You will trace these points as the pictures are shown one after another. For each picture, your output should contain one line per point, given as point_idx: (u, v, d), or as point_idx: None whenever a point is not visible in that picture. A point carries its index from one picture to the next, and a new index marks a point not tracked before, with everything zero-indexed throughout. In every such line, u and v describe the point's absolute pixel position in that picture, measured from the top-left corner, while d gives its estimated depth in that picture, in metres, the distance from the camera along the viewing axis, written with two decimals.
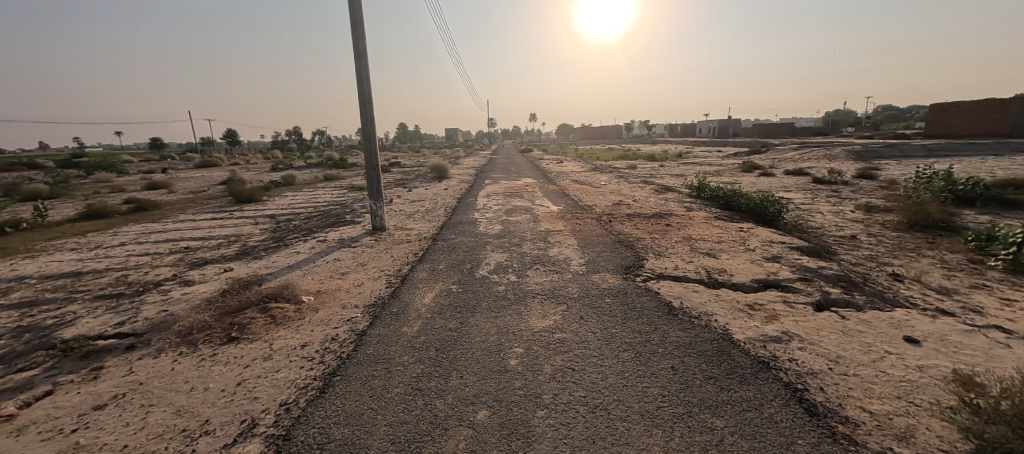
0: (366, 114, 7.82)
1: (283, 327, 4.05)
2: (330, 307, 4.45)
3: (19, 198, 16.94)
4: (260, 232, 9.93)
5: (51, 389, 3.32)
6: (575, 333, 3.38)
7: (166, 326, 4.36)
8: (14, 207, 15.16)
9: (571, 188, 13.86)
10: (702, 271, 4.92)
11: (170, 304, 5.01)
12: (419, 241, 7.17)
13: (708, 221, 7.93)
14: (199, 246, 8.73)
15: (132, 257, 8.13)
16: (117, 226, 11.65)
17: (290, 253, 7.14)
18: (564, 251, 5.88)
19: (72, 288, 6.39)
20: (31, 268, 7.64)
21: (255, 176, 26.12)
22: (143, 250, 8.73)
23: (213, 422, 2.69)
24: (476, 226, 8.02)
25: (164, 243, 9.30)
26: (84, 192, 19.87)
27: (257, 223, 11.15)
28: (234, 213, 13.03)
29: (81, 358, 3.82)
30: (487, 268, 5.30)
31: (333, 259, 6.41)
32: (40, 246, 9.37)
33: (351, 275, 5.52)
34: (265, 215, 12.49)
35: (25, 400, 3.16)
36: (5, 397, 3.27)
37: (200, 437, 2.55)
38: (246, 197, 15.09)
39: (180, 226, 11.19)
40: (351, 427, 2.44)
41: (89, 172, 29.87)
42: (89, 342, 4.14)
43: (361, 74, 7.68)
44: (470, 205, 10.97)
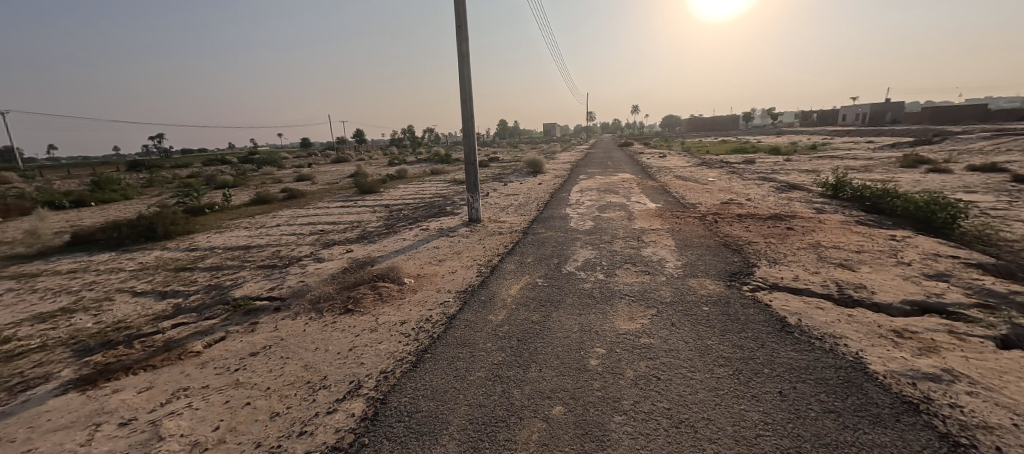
0: (466, 111, 8.28)
1: (388, 304, 4.56)
2: (427, 291, 4.85)
3: (215, 186, 21.92)
4: (376, 219, 11.26)
5: (224, 335, 4.24)
6: (663, 340, 3.15)
7: (302, 294, 5.24)
8: (211, 193, 19.65)
9: (673, 184, 12.89)
10: (830, 285, 4.17)
11: (306, 276, 6.01)
12: (510, 234, 7.39)
13: (845, 226, 6.67)
14: (330, 230, 10.28)
15: (283, 236, 9.92)
16: (275, 210, 14.30)
17: (398, 239, 7.97)
18: (659, 252, 5.50)
19: (242, 258, 8.06)
20: (219, 241, 9.82)
21: (376, 170, 29.71)
22: (291, 230, 10.59)
23: (329, 379, 3.15)
24: (567, 222, 7.97)
25: (306, 225, 11.13)
26: (256, 182, 24.87)
27: (374, 212, 12.67)
28: (358, 202, 15.03)
29: (245, 313, 4.81)
30: (575, 264, 5.22)
31: (432, 247, 6.98)
32: (224, 224, 11.97)
33: (447, 262, 5.94)
34: (381, 205, 14.11)
35: (208, 342, 4.10)
36: (196, 337, 4.28)
37: (319, 390, 3.01)
38: (368, 188, 17.25)
39: (318, 212, 13.31)
40: (436, 402, 2.65)
41: (259, 166, 37.28)
42: (251, 301, 5.19)
43: (464, 73, 8.13)
44: (563, 200, 10.92)
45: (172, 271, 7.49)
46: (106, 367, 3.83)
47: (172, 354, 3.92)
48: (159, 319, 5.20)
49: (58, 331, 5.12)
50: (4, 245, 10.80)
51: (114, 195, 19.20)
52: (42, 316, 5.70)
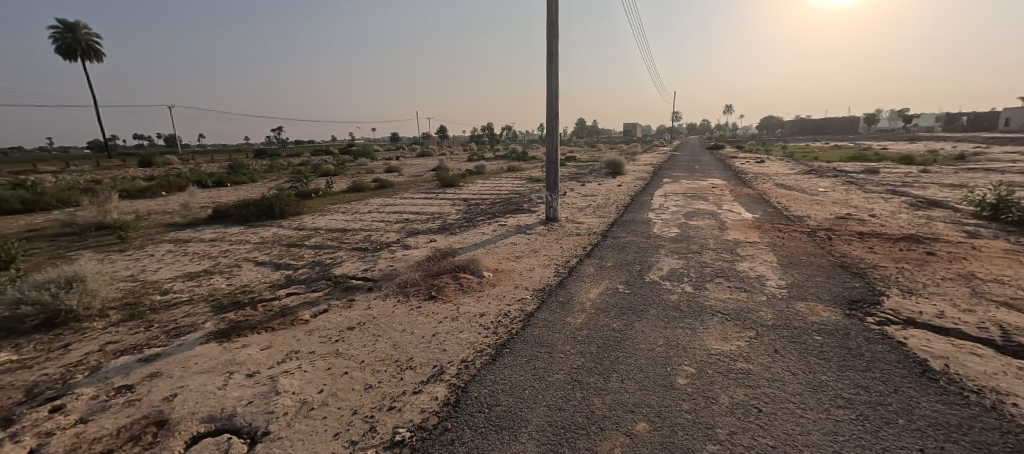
0: (551, 109, 8.26)
1: (469, 296, 4.73)
2: (505, 286, 4.94)
3: (320, 173, 24.72)
4: (456, 212, 11.78)
5: (326, 307, 4.75)
6: (765, 368, 2.83)
7: (392, 277, 5.66)
8: (317, 180, 22.20)
9: (773, 193, 11.59)
10: (989, 327, 3.40)
11: (395, 261, 6.49)
12: (589, 236, 7.24)
13: (1010, 256, 5.41)
14: (415, 219, 10.99)
15: (375, 222, 10.84)
16: (368, 198, 15.68)
17: (477, 232, 8.25)
18: (757, 268, 4.98)
19: (340, 240, 8.97)
20: (322, 223, 11.04)
21: (457, 165, 31.11)
22: (381, 218, 11.54)
23: (415, 360, 3.35)
24: (649, 227, 7.59)
25: (394, 214, 12.04)
26: (353, 171, 27.55)
27: (455, 204, 13.27)
28: (440, 194, 15.87)
29: (343, 290, 5.34)
30: (658, 273, 4.94)
31: (510, 243, 7.11)
32: (326, 208, 13.43)
33: (524, 259, 6.01)
34: (461, 198, 14.75)
35: (314, 312, 4.63)
36: (305, 306, 4.86)
37: (406, 369, 3.22)
38: (449, 182, 18.11)
39: (404, 202, 14.32)
40: (515, 398, 2.67)
41: (355, 157, 41.17)
42: (348, 279, 5.75)
43: (551, 71, 8.10)
44: (645, 204, 10.41)
45: (285, 247, 8.59)
46: (236, 324, 4.51)
47: (285, 319, 4.49)
48: (275, 287, 6.01)
49: (202, 289, 6.17)
50: (166, 214, 13.29)
51: (243, 178, 22.58)
52: (191, 275, 6.90)
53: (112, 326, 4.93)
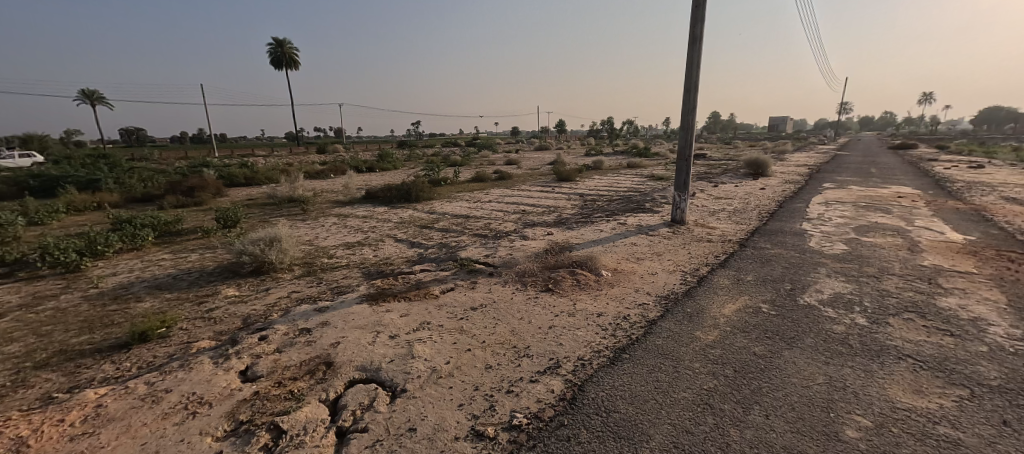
0: (688, 101, 7.54)
1: (586, 293, 4.64)
2: (624, 288, 4.72)
3: (449, 164, 27.13)
4: (572, 207, 11.72)
5: (453, 286, 5.19)
6: (985, 443, 2.14)
7: (511, 265, 5.91)
8: (446, 169, 24.45)
9: (997, 210, 8.71)
10: None
11: (513, 250, 6.75)
12: (722, 243, 6.46)
13: None
14: (532, 211, 11.27)
15: (495, 211, 11.45)
16: (489, 188, 16.66)
17: (595, 229, 8.06)
18: (970, 307, 3.80)
19: (464, 226, 9.71)
20: (449, 209, 12.11)
21: (574, 159, 30.97)
22: (501, 207, 12.13)
23: (533, 349, 3.43)
24: (802, 240, 6.42)
25: (512, 205, 12.54)
26: (476, 162, 29.55)
27: (571, 199, 13.22)
28: (557, 188, 15.98)
29: (467, 272, 5.77)
30: (816, 296, 4.14)
31: (629, 243, 6.77)
32: (453, 196, 14.67)
33: (646, 262, 5.66)
34: (578, 193, 14.62)
35: (442, 289, 5.10)
36: (435, 283, 5.39)
37: (524, 357, 3.32)
38: (566, 176, 18.12)
39: (522, 194, 14.83)
40: (635, 408, 2.53)
41: (480, 149, 44.14)
42: (471, 263, 6.19)
43: (692, 59, 7.39)
44: (797, 212, 8.85)
45: (419, 228, 9.67)
46: (381, 290, 5.25)
47: (419, 292, 5.05)
48: (411, 262, 6.81)
49: (356, 257, 7.34)
50: (333, 193, 16.19)
51: (388, 165, 26.06)
52: (348, 245, 8.27)
53: (296, 279, 6.22)
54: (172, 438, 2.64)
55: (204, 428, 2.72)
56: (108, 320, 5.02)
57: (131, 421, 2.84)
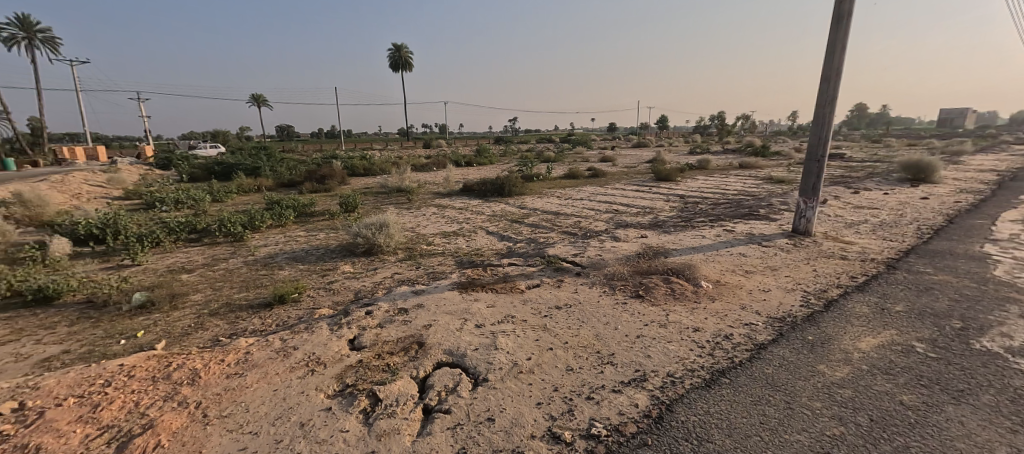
0: (826, 92, 6.42)
1: (681, 304, 4.27)
2: (728, 303, 4.22)
3: (543, 160, 27.33)
4: (670, 209, 10.91)
5: (539, 283, 5.21)
6: None
7: (599, 266, 5.71)
8: (539, 165, 24.69)
9: None
10: None
11: (603, 251, 6.51)
12: (860, 262, 5.40)
13: None
14: (625, 211, 10.78)
15: (586, 210, 11.21)
16: (581, 185, 16.38)
17: (696, 235, 7.38)
18: None
19: (553, 222, 9.70)
20: (540, 205, 12.20)
21: (675, 157, 28.86)
22: (592, 206, 11.83)
23: (617, 358, 3.26)
24: (981, 266, 5.05)
25: (605, 203, 12.13)
26: (570, 159, 29.25)
27: (669, 200, 12.32)
28: (655, 188, 15.03)
29: (554, 269, 5.73)
30: (1001, 342, 3.20)
31: (737, 253, 6.05)
32: (545, 192, 14.73)
33: (757, 276, 5.00)
34: (678, 194, 13.56)
35: (528, 284, 5.15)
36: (522, 277, 5.47)
37: (607, 364, 3.17)
38: (666, 176, 16.94)
39: (616, 192, 14.26)
40: (734, 443, 2.24)
41: (574, 145, 43.77)
42: (558, 260, 6.14)
43: (836, 42, 6.26)
44: (974, 230, 6.99)
45: (510, 222, 9.92)
46: (471, 280, 5.50)
47: (506, 285, 5.18)
48: (500, 255, 7.01)
49: (451, 246, 7.81)
50: (435, 185, 17.48)
51: (485, 160, 27.20)
52: (445, 234, 8.85)
53: (399, 262, 6.85)
54: (295, 389, 3.09)
55: (318, 385, 3.14)
56: (258, 282, 6.12)
57: (268, 369, 3.41)
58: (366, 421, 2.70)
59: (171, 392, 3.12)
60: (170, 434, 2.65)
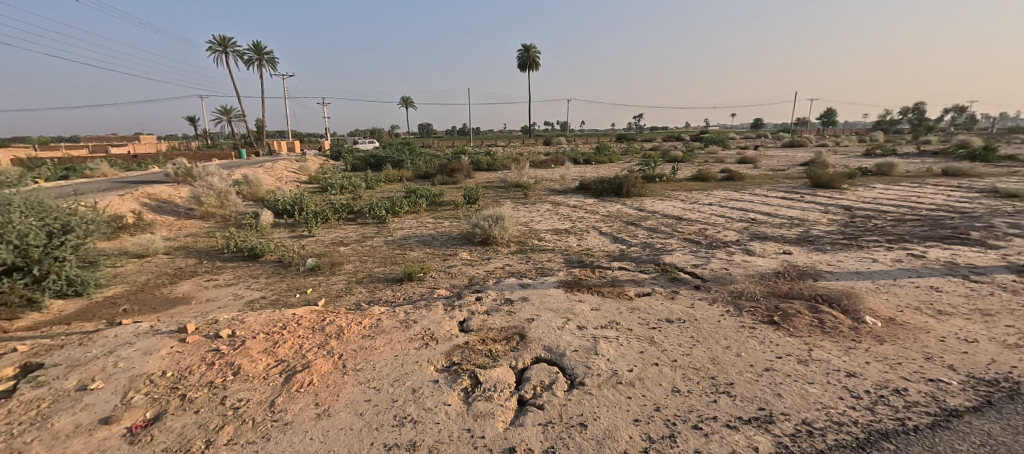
0: None
1: (831, 340, 3.51)
2: (903, 349, 3.31)
3: (668, 160, 25.36)
4: (827, 222, 9.05)
5: (650, 291, 4.85)
6: None
7: (724, 281, 5.06)
8: (664, 165, 22.97)
9: None
10: None
11: (731, 264, 5.74)
12: None
13: None
14: (765, 221, 9.32)
15: (714, 216, 10.04)
16: (712, 188, 14.72)
17: (861, 257, 5.98)
18: None
19: (674, 228, 8.93)
20: (660, 208, 11.37)
21: (841, 160, 23.78)
22: (723, 212, 10.53)
23: (737, 389, 2.84)
24: None
25: (739, 211, 10.68)
26: (701, 159, 26.51)
27: (827, 212, 10.22)
28: (808, 196, 12.65)
29: (669, 279, 5.28)
30: None
31: (923, 286, 4.71)
32: (667, 194, 13.66)
33: (953, 320, 3.81)
34: (840, 205, 11.16)
35: (638, 292, 4.84)
36: (632, 284, 5.17)
37: (723, 394, 2.79)
38: (825, 182, 14.09)
39: (754, 199, 12.44)
40: None
41: (707, 144, 39.55)
42: (675, 270, 5.63)
43: None
44: None
45: (625, 223, 9.48)
46: (578, 280, 5.42)
47: (614, 289, 4.96)
48: (610, 257, 6.75)
49: (561, 243, 7.83)
50: (551, 181, 17.71)
51: (604, 158, 26.49)
52: (557, 231, 8.90)
53: (510, 254, 7.14)
54: (411, 358, 3.48)
55: (430, 358, 3.47)
56: (393, 260, 7.06)
57: (392, 336, 3.91)
58: (466, 399, 2.88)
59: (323, 342, 3.80)
60: (319, 375, 3.24)
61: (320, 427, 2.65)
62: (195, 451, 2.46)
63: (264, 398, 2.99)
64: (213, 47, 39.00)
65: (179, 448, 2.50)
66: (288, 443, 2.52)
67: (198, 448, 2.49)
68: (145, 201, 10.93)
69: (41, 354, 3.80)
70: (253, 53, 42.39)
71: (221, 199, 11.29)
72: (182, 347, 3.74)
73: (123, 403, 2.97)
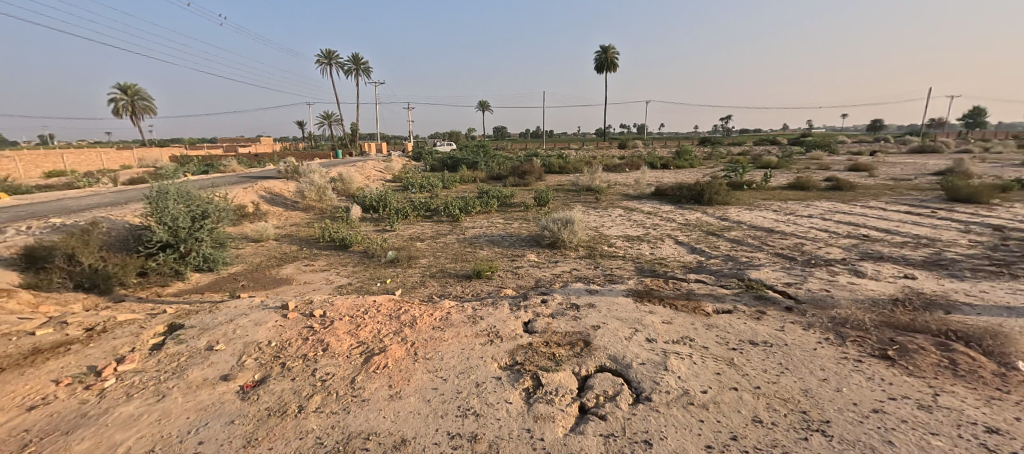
0: None
1: (966, 387, 2.91)
2: None
3: (760, 166, 23.05)
4: (967, 243, 7.54)
5: (732, 309, 4.45)
6: None
7: (823, 304, 4.46)
8: (754, 171, 20.93)
9: None
10: None
11: (833, 286, 5.04)
12: None
13: None
14: (880, 238, 8.04)
15: (814, 230, 8.91)
16: (812, 199, 13.08)
17: (1014, 289, 4.88)
18: None
19: (763, 240, 8.10)
20: (747, 218, 10.40)
21: (991, 169, 19.63)
22: (825, 226, 9.31)
23: (833, 429, 2.50)
24: None
25: (846, 225, 9.35)
26: (800, 165, 23.68)
27: (967, 231, 8.51)
28: (941, 211, 10.64)
29: (755, 296, 4.80)
30: None
31: None
32: (757, 204, 12.42)
33: None
34: (987, 223, 9.22)
35: (717, 308, 4.47)
36: (710, 298, 4.79)
37: (815, 432, 2.47)
38: (967, 195, 11.73)
39: (867, 212, 10.80)
40: None
41: (809, 149, 35.20)
42: (763, 287, 5.09)
43: None
44: None
45: (705, 233, 8.82)
46: (650, 290, 5.17)
47: (689, 303, 4.64)
48: (687, 269, 6.34)
49: (633, 251, 7.52)
50: (625, 186, 17.10)
51: (684, 163, 24.91)
52: (628, 237, 8.57)
53: (578, 259, 7.05)
54: (476, 353, 3.60)
55: (495, 355, 3.56)
56: (464, 257, 7.37)
57: (460, 330, 4.08)
58: (528, 400, 2.91)
59: (398, 329, 4.10)
60: (394, 360, 3.50)
61: (392, 408, 2.85)
62: (290, 413, 2.81)
63: (347, 374, 3.31)
64: (320, 59, 44.08)
65: (278, 409, 2.87)
66: (364, 418, 2.76)
67: (293, 411, 2.83)
68: (262, 194, 12.72)
69: (183, 316, 4.61)
70: (352, 63, 47.09)
71: (320, 194, 12.81)
72: (284, 322, 4.28)
73: (238, 364, 3.49)
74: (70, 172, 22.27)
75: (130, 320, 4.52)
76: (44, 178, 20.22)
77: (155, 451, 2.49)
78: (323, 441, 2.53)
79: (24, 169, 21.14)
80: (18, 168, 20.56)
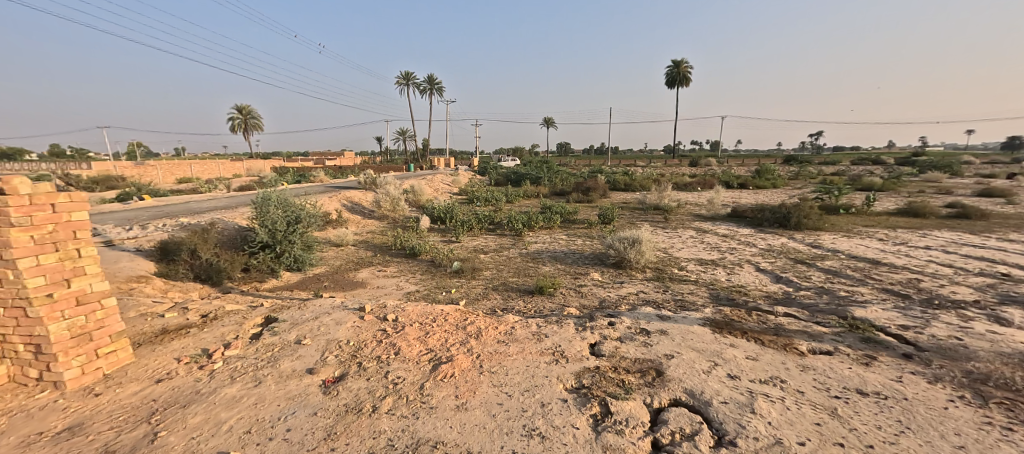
0: None
1: None
2: None
3: (860, 188, 20.42)
4: None
5: (832, 350, 3.91)
6: None
7: (953, 355, 3.75)
8: (853, 194, 18.57)
9: None
10: None
11: (966, 333, 4.23)
12: None
13: None
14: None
15: (933, 264, 7.63)
16: (928, 227, 11.28)
17: None
18: None
19: (867, 273, 7.09)
20: (844, 246, 9.22)
21: None
22: (947, 260, 7.93)
23: None
24: None
25: (978, 260, 7.87)
26: (911, 188, 20.60)
27: None
28: None
29: (861, 338, 4.18)
30: None
31: None
32: (857, 230, 10.95)
33: None
34: None
35: (813, 348, 3.96)
36: (803, 336, 4.26)
37: None
38: None
39: (1006, 246, 9.02)
40: None
41: (922, 170, 30.64)
42: (870, 327, 4.42)
43: None
44: None
45: (792, 261, 7.95)
46: (730, 321, 4.74)
47: (778, 339, 4.16)
48: (772, 300, 5.73)
49: (707, 276, 6.98)
50: (697, 206, 16.10)
51: (765, 182, 22.86)
52: (702, 261, 8.00)
53: (647, 281, 6.70)
54: (542, 371, 3.54)
55: (560, 375, 3.46)
56: (527, 272, 7.37)
57: (524, 346, 4.04)
58: (595, 427, 2.77)
59: (462, 339, 4.17)
60: (460, 370, 3.55)
61: (458, 419, 2.88)
62: (365, 412, 2.96)
63: (416, 379, 3.41)
64: (399, 81, 47.85)
65: (354, 406, 3.03)
66: (432, 425, 2.81)
67: (368, 410, 2.99)
68: (344, 203, 13.93)
69: (276, 310, 5.12)
70: (427, 84, 50.48)
71: (393, 205, 13.72)
72: (360, 323, 4.57)
73: (321, 359, 3.78)
74: (196, 179, 26.30)
75: (235, 310, 5.13)
76: (177, 184, 24.09)
77: (251, 433, 2.75)
78: (393, 443, 2.62)
79: (163, 176, 25.38)
80: (159, 176, 24.81)
